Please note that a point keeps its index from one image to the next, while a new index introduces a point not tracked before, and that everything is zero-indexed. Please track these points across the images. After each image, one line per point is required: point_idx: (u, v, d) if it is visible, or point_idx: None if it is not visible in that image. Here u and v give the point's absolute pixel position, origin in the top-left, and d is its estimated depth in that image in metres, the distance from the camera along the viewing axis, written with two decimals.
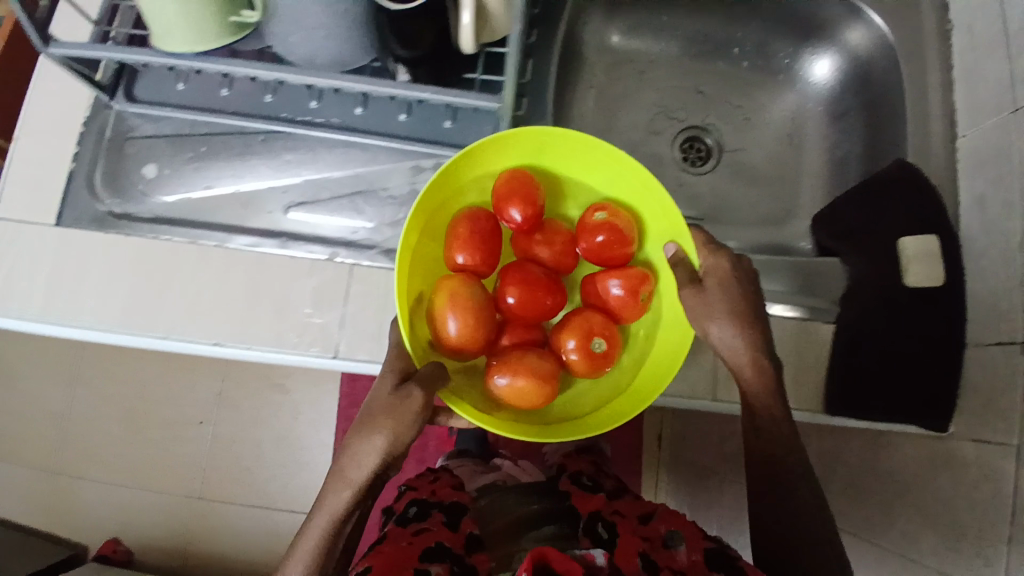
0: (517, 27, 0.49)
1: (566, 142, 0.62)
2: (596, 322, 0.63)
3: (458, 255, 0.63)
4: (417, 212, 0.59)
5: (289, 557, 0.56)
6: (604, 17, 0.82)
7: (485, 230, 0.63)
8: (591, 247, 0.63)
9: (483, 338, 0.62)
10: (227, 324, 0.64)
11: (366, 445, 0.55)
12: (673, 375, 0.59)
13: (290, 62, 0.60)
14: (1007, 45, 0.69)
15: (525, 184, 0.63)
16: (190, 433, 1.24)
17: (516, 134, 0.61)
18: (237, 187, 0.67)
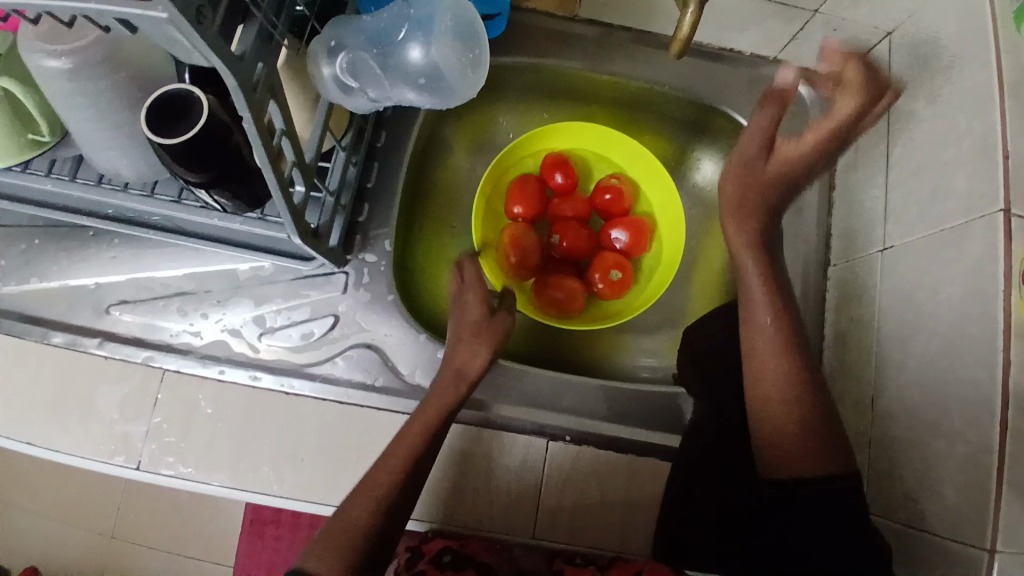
0: (270, 172, 0.47)
1: (586, 129, 0.76)
2: (610, 257, 0.74)
3: (515, 209, 0.75)
4: (490, 167, 0.75)
5: (344, 508, 0.56)
6: (480, 109, 0.79)
7: (531, 189, 0.75)
8: (603, 201, 0.76)
9: (535, 268, 0.75)
10: (35, 424, 0.63)
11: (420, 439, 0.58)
12: (665, 284, 0.74)
13: (102, 171, 0.60)
14: (877, 178, 0.64)
15: (555, 158, 0.76)
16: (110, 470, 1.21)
17: (566, 124, 0.75)
18: (65, 281, 0.67)
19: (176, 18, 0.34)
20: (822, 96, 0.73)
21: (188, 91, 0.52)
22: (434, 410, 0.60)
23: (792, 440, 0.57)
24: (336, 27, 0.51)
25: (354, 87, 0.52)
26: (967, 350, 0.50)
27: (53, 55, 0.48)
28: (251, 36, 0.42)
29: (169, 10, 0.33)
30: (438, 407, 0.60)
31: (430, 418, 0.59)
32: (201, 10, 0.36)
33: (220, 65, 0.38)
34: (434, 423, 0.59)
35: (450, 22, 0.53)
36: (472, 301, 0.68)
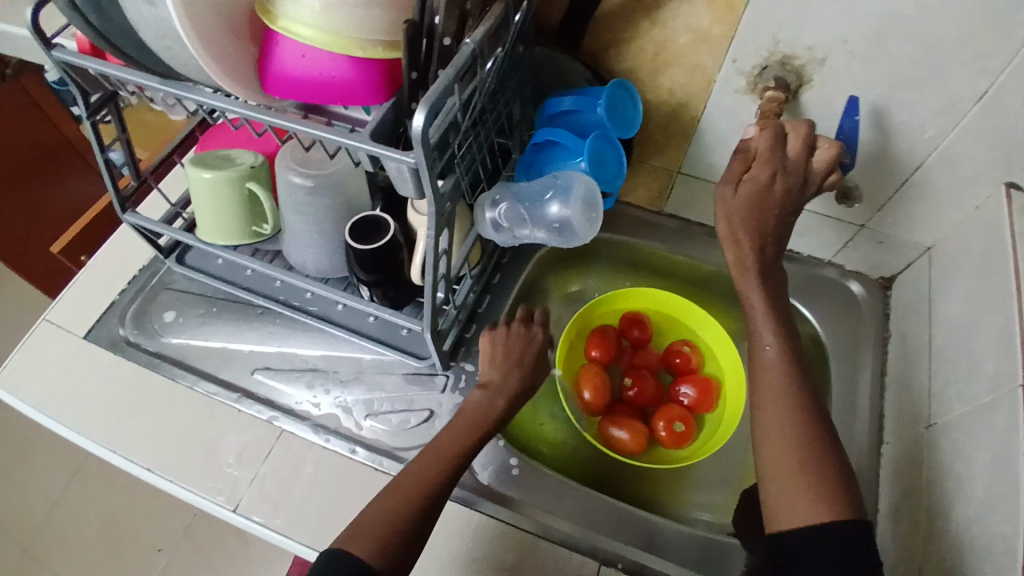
0: (430, 277, 0.62)
1: (664, 298, 0.90)
2: (677, 410, 0.82)
3: (593, 352, 0.87)
4: (576, 318, 0.89)
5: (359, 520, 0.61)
6: (577, 270, 0.95)
7: (610, 338, 0.87)
8: (676, 360, 0.86)
9: (604, 407, 0.84)
10: (165, 454, 0.75)
11: (421, 490, 0.62)
12: (724, 439, 0.80)
13: (292, 261, 0.78)
14: (923, 365, 0.73)
15: (635, 316, 0.89)
16: (149, 558, 1.34)
17: (648, 290, 0.90)
18: (225, 344, 0.83)
19: (421, 164, 0.50)
20: (872, 294, 0.85)
21: (380, 216, 0.71)
22: (421, 464, 0.64)
23: (795, 454, 0.58)
24: (500, 186, 0.71)
25: (505, 227, 0.72)
26: (1006, 510, 0.54)
27: (301, 174, 0.68)
28: (452, 183, 0.59)
29: (420, 159, 0.50)
30: (435, 459, 0.65)
31: (430, 466, 0.64)
32: (434, 162, 0.52)
33: (431, 198, 0.55)
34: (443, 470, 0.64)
35: (580, 193, 0.68)
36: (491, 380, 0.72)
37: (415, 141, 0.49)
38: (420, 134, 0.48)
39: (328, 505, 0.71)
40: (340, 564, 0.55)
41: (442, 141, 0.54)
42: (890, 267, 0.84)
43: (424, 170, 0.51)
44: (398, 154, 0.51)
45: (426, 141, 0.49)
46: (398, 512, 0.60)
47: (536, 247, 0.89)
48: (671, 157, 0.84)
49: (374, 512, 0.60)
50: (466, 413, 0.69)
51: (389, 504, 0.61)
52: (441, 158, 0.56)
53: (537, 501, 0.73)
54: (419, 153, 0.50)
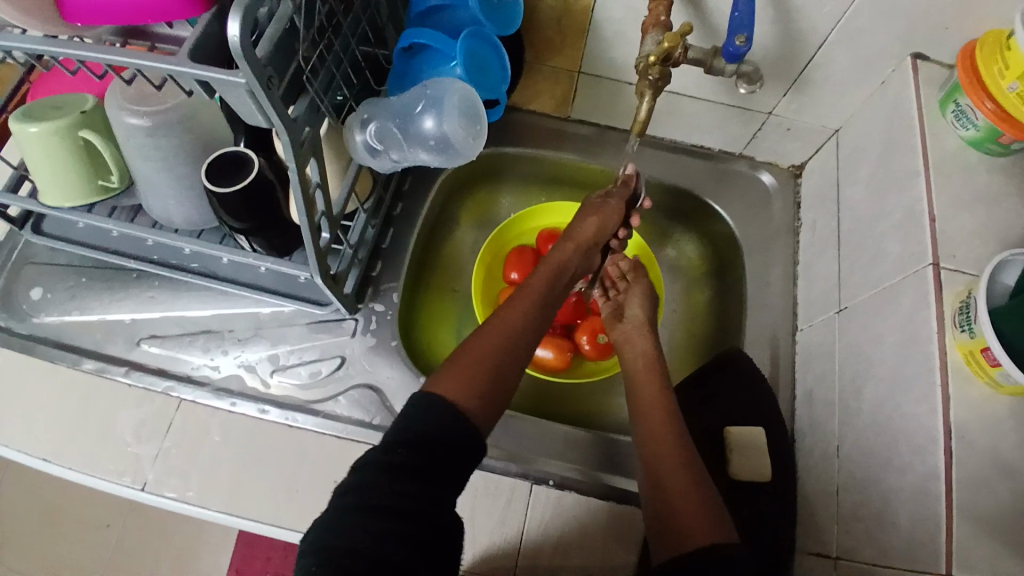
0: (303, 217, 0.58)
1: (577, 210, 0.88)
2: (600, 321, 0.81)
3: (513, 274, 0.84)
4: (490, 242, 0.85)
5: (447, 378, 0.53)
6: (486, 190, 0.90)
7: (527, 257, 0.84)
8: None
9: None
10: (55, 442, 0.68)
11: (506, 336, 0.59)
12: None
13: (160, 216, 0.70)
14: (831, 252, 0.72)
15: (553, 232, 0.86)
16: (98, 535, 1.18)
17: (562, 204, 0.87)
18: (103, 316, 0.74)
19: (253, 83, 0.45)
20: (783, 185, 0.84)
21: (241, 152, 0.64)
22: (519, 312, 0.61)
23: (668, 447, 0.57)
24: (369, 106, 0.62)
25: (380, 150, 0.64)
26: (919, 380, 0.55)
27: (137, 114, 0.60)
28: (305, 105, 0.54)
29: (250, 78, 0.45)
30: (524, 310, 0.62)
31: (516, 315, 0.61)
32: (271, 80, 0.47)
33: (278, 123, 0.50)
34: (521, 319, 0.61)
35: (456, 103, 0.60)
36: (580, 233, 0.71)
37: (238, 57, 0.43)
38: (239, 48, 0.43)
39: (244, 469, 0.67)
40: (429, 410, 0.50)
41: (277, 55, 0.49)
42: (798, 155, 0.82)
43: (258, 89, 0.46)
44: (228, 75, 0.46)
45: (249, 54, 0.44)
46: (484, 355, 0.56)
47: (437, 171, 0.83)
48: (569, 59, 0.77)
49: (467, 354, 0.56)
50: (547, 267, 0.68)
51: (483, 348, 0.57)
52: (284, 75, 0.50)
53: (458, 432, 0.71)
54: (246, 69, 0.45)
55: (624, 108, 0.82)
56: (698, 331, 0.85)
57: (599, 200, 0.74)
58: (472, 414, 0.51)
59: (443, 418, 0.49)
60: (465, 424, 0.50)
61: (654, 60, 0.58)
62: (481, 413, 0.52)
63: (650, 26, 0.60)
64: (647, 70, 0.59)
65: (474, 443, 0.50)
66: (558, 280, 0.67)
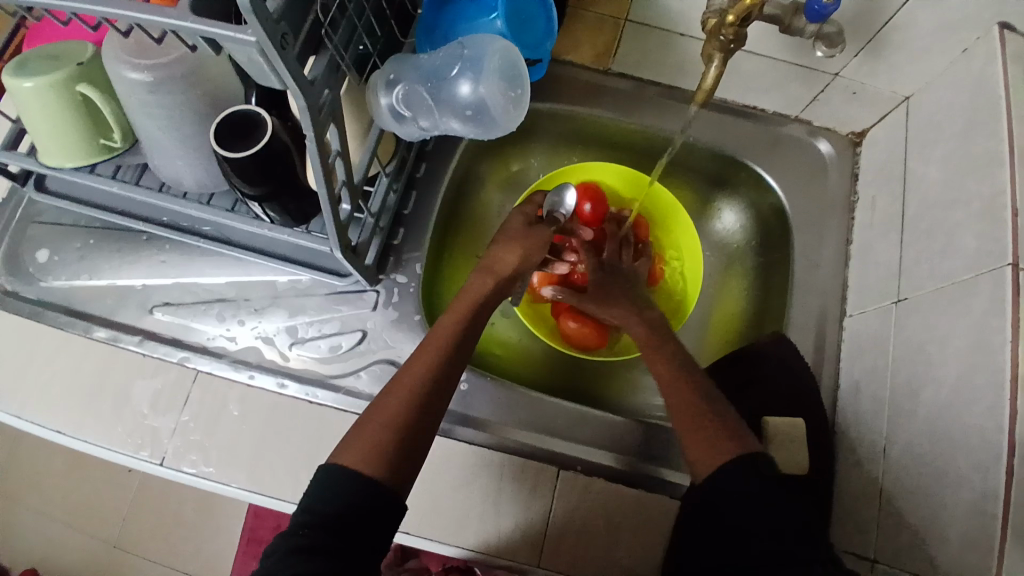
0: (322, 190, 0.52)
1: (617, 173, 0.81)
2: None
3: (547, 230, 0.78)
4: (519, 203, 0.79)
5: (348, 453, 0.49)
6: (516, 149, 0.83)
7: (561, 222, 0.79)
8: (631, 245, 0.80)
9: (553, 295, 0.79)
10: (71, 412, 0.66)
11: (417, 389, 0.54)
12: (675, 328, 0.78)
13: (168, 179, 0.65)
14: (891, 236, 0.67)
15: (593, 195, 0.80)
16: (122, 479, 1.21)
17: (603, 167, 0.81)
18: (114, 281, 0.71)
19: (264, 42, 0.39)
20: (841, 155, 0.77)
21: (252, 112, 0.58)
22: (429, 356, 0.57)
23: (692, 423, 0.58)
24: (395, 64, 0.55)
25: (407, 116, 0.56)
26: (987, 390, 0.51)
27: (137, 68, 0.53)
28: (324, 64, 0.47)
29: (260, 36, 0.39)
30: (437, 354, 0.57)
31: (424, 364, 0.56)
32: (285, 37, 0.41)
33: (294, 86, 0.44)
34: (429, 367, 0.56)
35: (497, 63, 0.54)
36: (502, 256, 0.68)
37: (245, 11, 0.37)
38: (247, 2, 0.36)
39: (265, 445, 0.66)
40: (337, 486, 0.46)
41: (292, 6, 0.42)
42: (861, 122, 0.75)
43: (271, 49, 0.40)
44: (234, 32, 0.39)
45: (259, 7, 0.37)
46: (390, 418, 0.52)
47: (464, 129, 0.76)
48: (615, 6, 0.69)
49: (373, 418, 0.52)
50: (464, 301, 0.63)
51: (390, 409, 0.52)
52: (300, 30, 0.44)
53: (486, 412, 0.69)
54: (255, 26, 0.38)
55: (673, 62, 0.74)
56: (735, 307, 0.81)
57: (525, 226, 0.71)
58: (385, 483, 0.48)
59: (353, 491, 0.46)
60: (376, 496, 0.47)
61: (732, 20, 0.49)
62: (395, 478, 0.49)
63: None
64: (719, 29, 0.51)
65: (395, 505, 0.48)
66: (474, 322, 0.62)
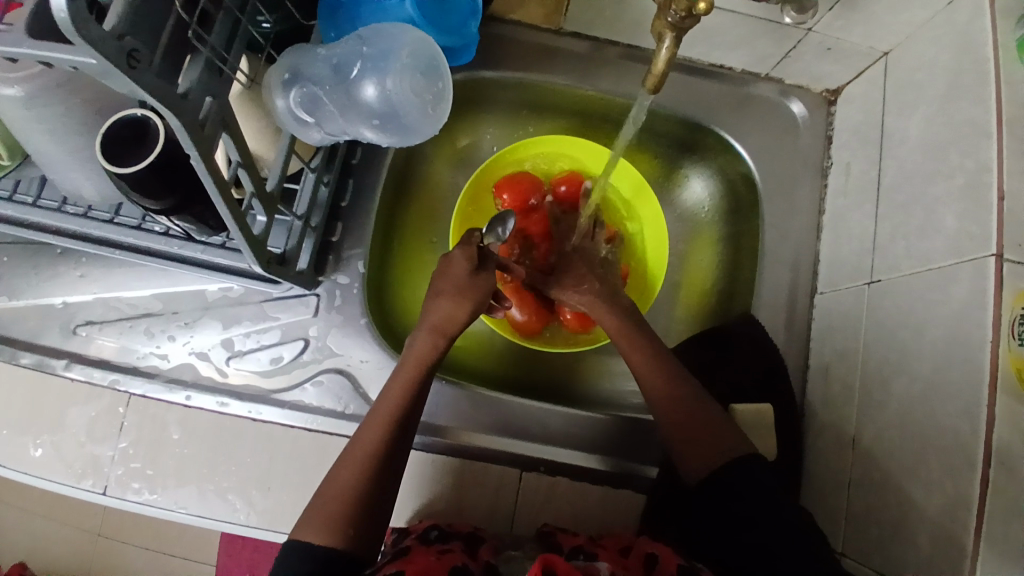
0: (225, 209, 0.46)
1: (575, 146, 0.74)
2: None
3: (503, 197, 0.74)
4: (469, 184, 0.73)
5: (304, 526, 0.49)
6: (465, 121, 0.76)
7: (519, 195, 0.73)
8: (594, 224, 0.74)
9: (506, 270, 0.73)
10: (3, 446, 0.62)
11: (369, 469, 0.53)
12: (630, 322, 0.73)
13: (67, 190, 0.58)
14: (866, 209, 0.62)
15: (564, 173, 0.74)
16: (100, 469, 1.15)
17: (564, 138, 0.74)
18: (31, 300, 0.65)
19: (106, 65, 0.32)
20: (814, 115, 0.71)
21: (144, 114, 0.50)
22: (377, 433, 0.54)
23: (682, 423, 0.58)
24: (292, 58, 0.49)
25: (310, 122, 0.50)
26: (961, 389, 0.48)
27: (6, 81, 0.46)
28: (198, 72, 0.40)
29: (99, 59, 0.32)
30: (387, 416, 0.55)
31: (381, 421, 0.55)
32: (134, 54, 0.34)
33: (159, 105, 0.36)
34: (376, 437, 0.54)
35: (407, 58, 0.51)
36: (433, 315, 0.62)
37: (69, 34, 0.30)
38: (67, 20, 0.29)
39: (213, 468, 0.62)
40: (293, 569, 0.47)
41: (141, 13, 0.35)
42: (835, 78, 0.68)
43: (117, 72, 0.33)
44: (70, 54, 0.33)
45: (88, 27, 0.30)
46: (345, 490, 0.51)
47: None
48: None
49: (330, 490, 0.51)
50: (409, 365, 0.59)
51: (344, 480, 0.52)
52: (159, 39, 0.37)
53: (448, 419, 0.66)
54: (87, 48, 0.31)
55: (629, 18, 0.66)
56: (704, 281, 0.77)
57: (467, 276, 0.62)
58: (345, 554, 0.48)
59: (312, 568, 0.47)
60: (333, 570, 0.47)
61: (704, 7, 0.43)
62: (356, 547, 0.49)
63: None
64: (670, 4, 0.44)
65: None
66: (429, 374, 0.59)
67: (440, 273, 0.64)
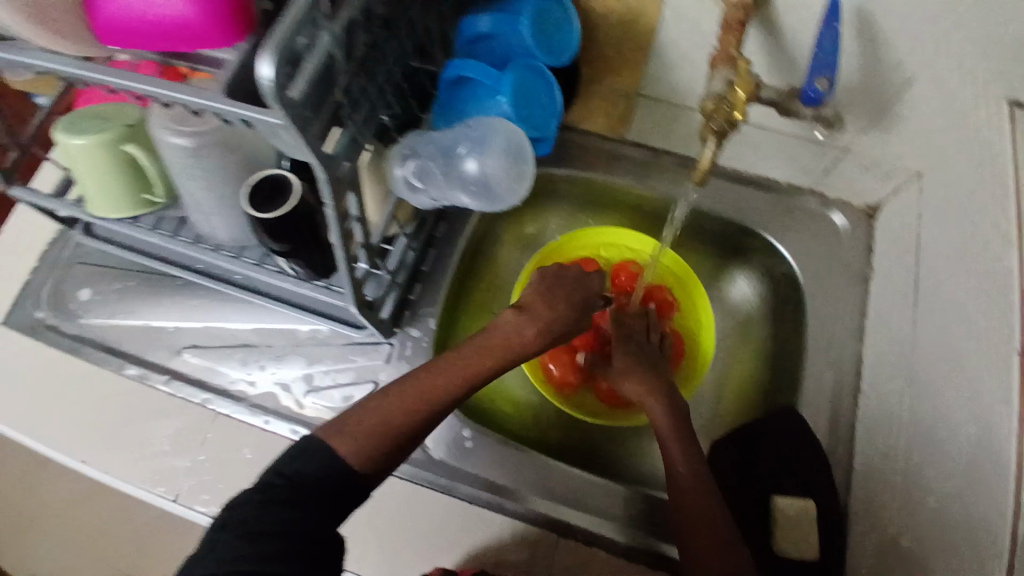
0: (340, 255, 0.55)
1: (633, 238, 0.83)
2: None
3: None
4: (533, 261, 0.81)
5: (361, 411, 0.55)
6: (535, 210, 0.87)
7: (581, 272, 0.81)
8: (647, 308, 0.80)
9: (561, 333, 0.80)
10: (99, 445, 0.70)
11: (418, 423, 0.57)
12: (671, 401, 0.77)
13: (204, 230, 0.70)
14: (904, 310, 0.66)
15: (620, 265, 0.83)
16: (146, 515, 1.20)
17: (624, 231, 0.83)
18: (149, 322, 0.76)
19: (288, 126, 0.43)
20: (855, 226, 0.77)
21: (283, 174, 0.62)
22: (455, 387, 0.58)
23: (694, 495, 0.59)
24: (412, 139, 0.62)
25: (420, 187, 0.63)
26: (998, 481, 0.49)
27: (179, 133, 0.59)
28: (344, 141, 0.51)
29: (285, 120, 0.42)
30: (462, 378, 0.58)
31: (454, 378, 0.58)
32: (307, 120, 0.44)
33: (314, 160, 0.47)
34: (449, 393, 0.57)
35: (503, 142, 0.62)
36: (540, 314, 0.63)
37: (271, 99, 0.41)
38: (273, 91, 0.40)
39: None
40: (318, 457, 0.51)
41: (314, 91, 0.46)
42: (874, 194, 0.75)
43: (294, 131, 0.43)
44: (263, 115, 0.43)
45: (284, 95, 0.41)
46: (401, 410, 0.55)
47: None
48: (632, 78, 0.75)
49: (387, 402, 0.56)
50: (494, 349, 0.60)
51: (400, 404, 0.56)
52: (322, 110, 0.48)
53: (495, 475, 0.69)
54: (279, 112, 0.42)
55: (684, 133, 0.78)
56: (748, 375, 0.80)
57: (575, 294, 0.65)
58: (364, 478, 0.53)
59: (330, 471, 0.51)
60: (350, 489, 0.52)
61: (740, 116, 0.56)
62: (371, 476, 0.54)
63: (718, 59, 0.57)
64: (715, 114, 0.57)
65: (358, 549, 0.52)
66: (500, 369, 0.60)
67: (559, 274, 0.66)
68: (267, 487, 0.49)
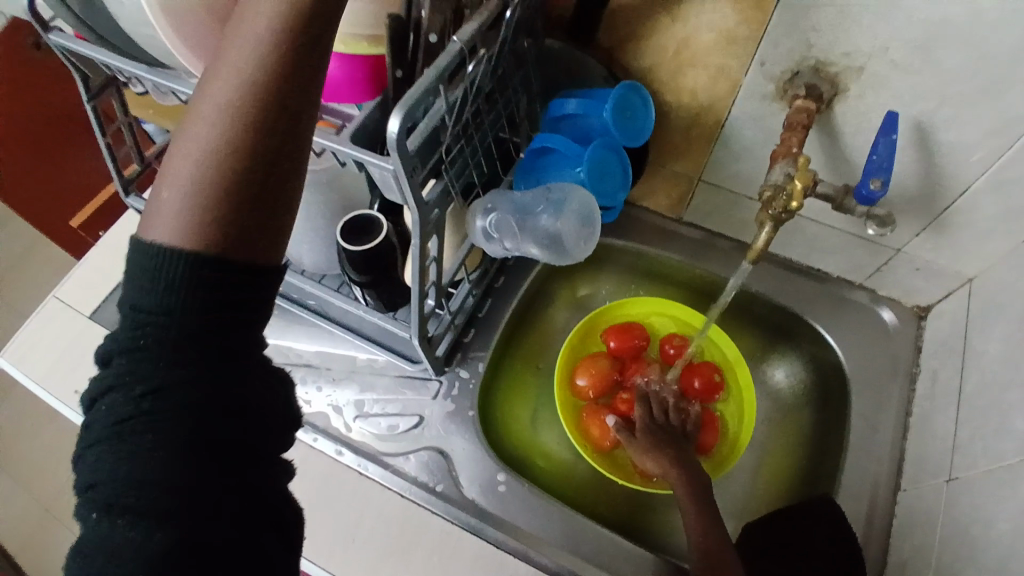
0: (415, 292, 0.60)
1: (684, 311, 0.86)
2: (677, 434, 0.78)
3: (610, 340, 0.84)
4: (583, 322, 0.86)
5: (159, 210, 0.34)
6: (591, 275, 0.91)
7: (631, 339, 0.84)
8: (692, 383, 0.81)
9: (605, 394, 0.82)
10: None
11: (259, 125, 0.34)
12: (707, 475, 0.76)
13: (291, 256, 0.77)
14: (949, 411, 0.67)
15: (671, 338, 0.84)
16: None
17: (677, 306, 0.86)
18: None
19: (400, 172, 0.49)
20: (904, 324, 0.79)
21: (372, 215, 0.69)
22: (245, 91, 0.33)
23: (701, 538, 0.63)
24: (493, 196, 0.69)
25: (495, 237, 0.69)
26: None
27: None
28: (438, 191, 0.57)
29: (399, 168, 0.48)
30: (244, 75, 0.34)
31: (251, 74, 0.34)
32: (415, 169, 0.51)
33: (412, 205, 0.53)
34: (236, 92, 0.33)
35: (576, 207, 0.67)
36: None
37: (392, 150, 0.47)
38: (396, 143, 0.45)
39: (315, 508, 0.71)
40: (163, 289, 0.33)
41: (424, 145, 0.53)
42: (926, 296, 0.77)
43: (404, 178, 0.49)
44: (378, 160, 0.49)
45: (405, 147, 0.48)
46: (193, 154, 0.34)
47: None
48: (692, 165, 0.79)
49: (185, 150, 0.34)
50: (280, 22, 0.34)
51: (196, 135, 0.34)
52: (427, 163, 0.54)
53: (525, 522, 0.71)
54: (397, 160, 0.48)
55: (742, 219, 0.82)
56: (786, 460, 0.80)
57: None
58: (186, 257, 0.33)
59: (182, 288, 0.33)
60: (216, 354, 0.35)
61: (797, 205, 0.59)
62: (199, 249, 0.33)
63: (780, 154, 0.62)
64: (772, 201, 0.61)
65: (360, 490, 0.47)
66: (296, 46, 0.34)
67: None
68: (138, 401, 0.33)
